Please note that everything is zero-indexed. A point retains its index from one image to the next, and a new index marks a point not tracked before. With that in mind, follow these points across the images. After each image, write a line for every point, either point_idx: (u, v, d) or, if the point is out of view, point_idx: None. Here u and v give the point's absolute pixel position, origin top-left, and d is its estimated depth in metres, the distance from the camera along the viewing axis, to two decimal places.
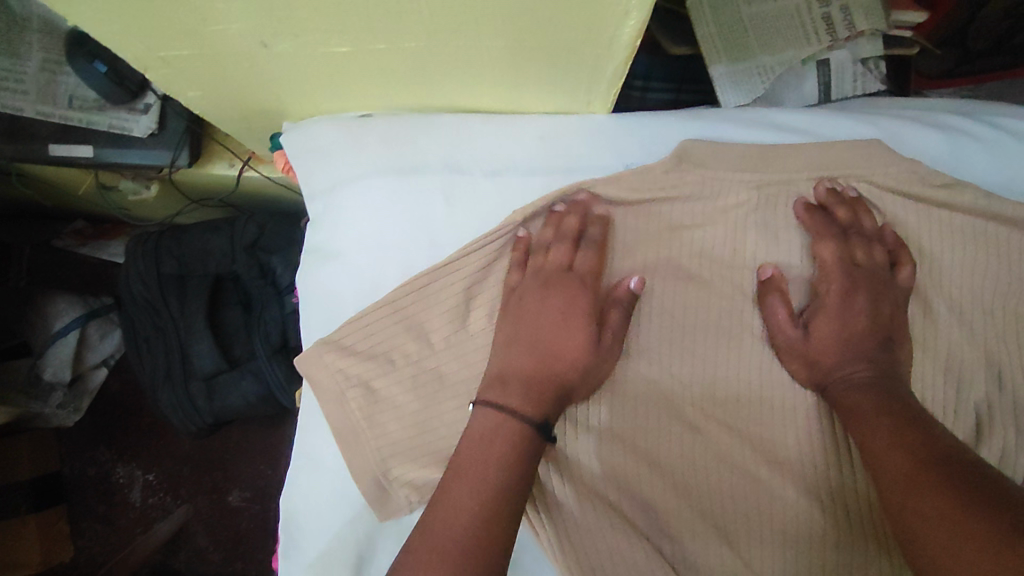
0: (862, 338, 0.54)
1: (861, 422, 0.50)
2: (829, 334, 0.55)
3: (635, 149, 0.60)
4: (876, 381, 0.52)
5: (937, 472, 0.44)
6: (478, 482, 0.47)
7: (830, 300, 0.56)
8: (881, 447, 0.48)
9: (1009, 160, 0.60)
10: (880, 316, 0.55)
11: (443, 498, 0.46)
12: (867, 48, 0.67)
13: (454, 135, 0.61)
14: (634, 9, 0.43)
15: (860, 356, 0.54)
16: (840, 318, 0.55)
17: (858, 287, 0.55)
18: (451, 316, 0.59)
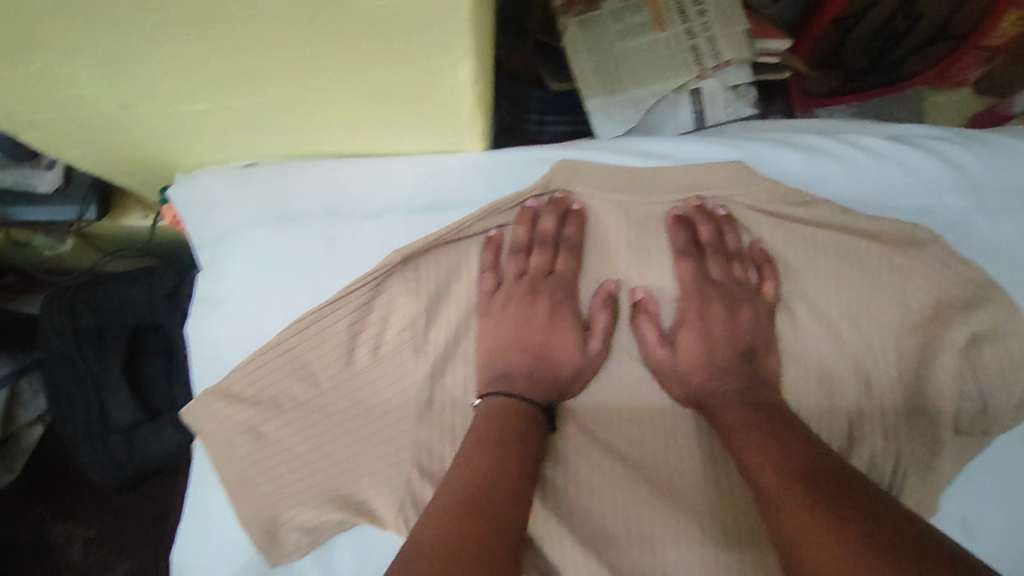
0: (721, 351, 0.59)
1: (739, 435, 0.52)
2: (693, 348, 0.59)
3: (509, 181, 0.61)
4: (748, 399, 0.56)
5: (802, 477, 0.46)
6: (488, 476, 0.48)
7: (693, 313, 0.60)
8: (749, 451, 0.51)
9: (865, 178, 0.63)
10: (736, 325, 0.60)
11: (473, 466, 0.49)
12: (736, 76, 0.70)
13: (335, 180, 0.62)
14: (462, 58, 0.44)
15: (721, 372, 0.59)
16: (705, 335, 0.60)
17: (715, 300, 0.60)
18: (336, 356, 0.59)
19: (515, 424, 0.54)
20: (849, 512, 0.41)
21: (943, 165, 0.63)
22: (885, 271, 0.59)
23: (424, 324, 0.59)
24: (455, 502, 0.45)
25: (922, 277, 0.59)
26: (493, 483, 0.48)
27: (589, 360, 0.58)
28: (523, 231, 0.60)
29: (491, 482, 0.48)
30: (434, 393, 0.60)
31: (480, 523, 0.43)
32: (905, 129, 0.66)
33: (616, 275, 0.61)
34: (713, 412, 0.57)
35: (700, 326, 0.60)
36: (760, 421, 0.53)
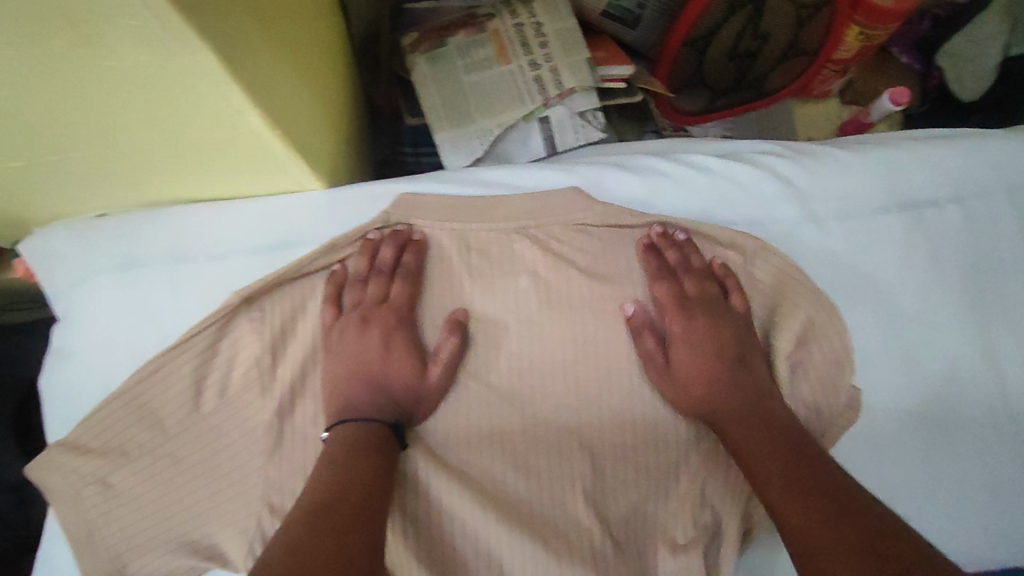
0: (715, 369, 0.59)
1: (752, 457, 0.53)
2: (694, 365, 0.59)
3: (350, 216, 0.63)
4: (764, 419, 0.55)
5: (814, 507, 0.46)
6: (347, 499, 0.47)
7: (694, 325, 0.60)
8: (769, 474, 0.51)
9: (699, 195, 0.65)
10: (722, 340, 0.60)
11: (329, 489, 0.48)
12: (582, 102, 0.73)
13: (180, 225, 0.62)
14: (246, 107, 0.45)
15: (725, 379, 0.58)
16: (680, 370, 0.59)
17: (695, 310, 0.60)
18: (183, 400, 0.59)
19: (367, 440, 0.53)
20: (861, 544, 0.42)
21: (773, 178, 0.65)
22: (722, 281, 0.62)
23: (268, 362, 0.60)
24: (304, 524, 0.44)
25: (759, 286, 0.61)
26: (341, 497, 0.47)
27: (427, 388, 0.58)
28: (363, 261, 0.61)
29: (338, 498, 0.47)
30: (284, 432, 0.59)
31: (337, 550, 0.43)
32: (737, 146, 0.70)
33: (463, 303, 0.61)
34: (722, 430, 0.56)
35: (694, 334, 0.60)
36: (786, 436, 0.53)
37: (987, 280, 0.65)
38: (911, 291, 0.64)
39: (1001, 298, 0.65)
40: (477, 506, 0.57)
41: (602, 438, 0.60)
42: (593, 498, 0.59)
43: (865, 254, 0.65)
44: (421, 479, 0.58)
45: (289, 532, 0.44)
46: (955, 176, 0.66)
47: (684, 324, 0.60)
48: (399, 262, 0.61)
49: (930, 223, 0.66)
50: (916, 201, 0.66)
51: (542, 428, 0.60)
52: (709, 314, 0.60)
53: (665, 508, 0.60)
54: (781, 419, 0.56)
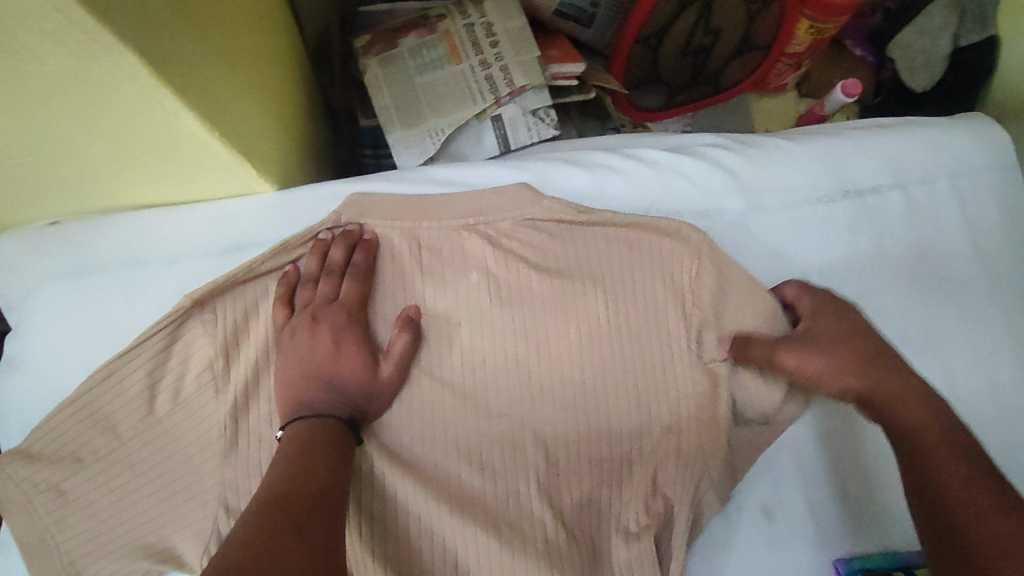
0: (853, 360, 0.58)
1: (909, 415, 0.55)
2: (823, 357, 0.58)
3: (302, 217, 0.64)
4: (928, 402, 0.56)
5: (981, 479, 0.50)
6: (308, 496, 0.47)
7: (819, 344, 0.59)
8: (919, 432, 0.54)
9: (648, 189, 0.66)
10: (845, 352, 0.59)
11: (294, 486, 0.47)
12: (534, 100, 0.74)
13: (132, 232, 0.63)
14: (180, 110, 0.46)
15: (836, 369, 0.58)
16: (815, 352, 0.58)
17: (817, 344, 0.59)
18: (137, 405, 0.59)
19: (321, 436, 0.53)
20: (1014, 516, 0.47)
21: (720, 171, 0.67)
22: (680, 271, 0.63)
23: (221, 364, 0.60)
24: (265, 513, 0.44)
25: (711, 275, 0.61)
26: (300, 486, 0.47)
27: (380, 384, 0.58)
28: (314, 261, 0.61)
29: (296, 488, 0.47)
30: (238, 434, 0.60)
31: (309, 552, 0.42)
32: (686, 139, 0.71)
33: (414, 299, 0.62)
34: (890, 417, 0.56)
35: (823, 341, 0.59)
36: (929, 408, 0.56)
37: (929, 264, 0.67)
38: (856, 277, 0.66)
39: (943, 282, 0.66)
40: (431, 502, 0.57)
41: (557, 430, 0.61)
42: (548, 490, 0.60)
43: (810, 242, 0.66)
44: (374, 476, 0.58)
45: (248, 521, 0.43)
46: (896, 164, 0.68)
47: (776, 345, 0.59)
48: (350, 261, 0.61)
49: (872, 210, 0.67)
50: (859, 189, 0.67)
51: (497, 421, 0.60)
52: (830, 336, 0.59)
53: (619, 500, 0.62)
54: (912, 415, 0.55)
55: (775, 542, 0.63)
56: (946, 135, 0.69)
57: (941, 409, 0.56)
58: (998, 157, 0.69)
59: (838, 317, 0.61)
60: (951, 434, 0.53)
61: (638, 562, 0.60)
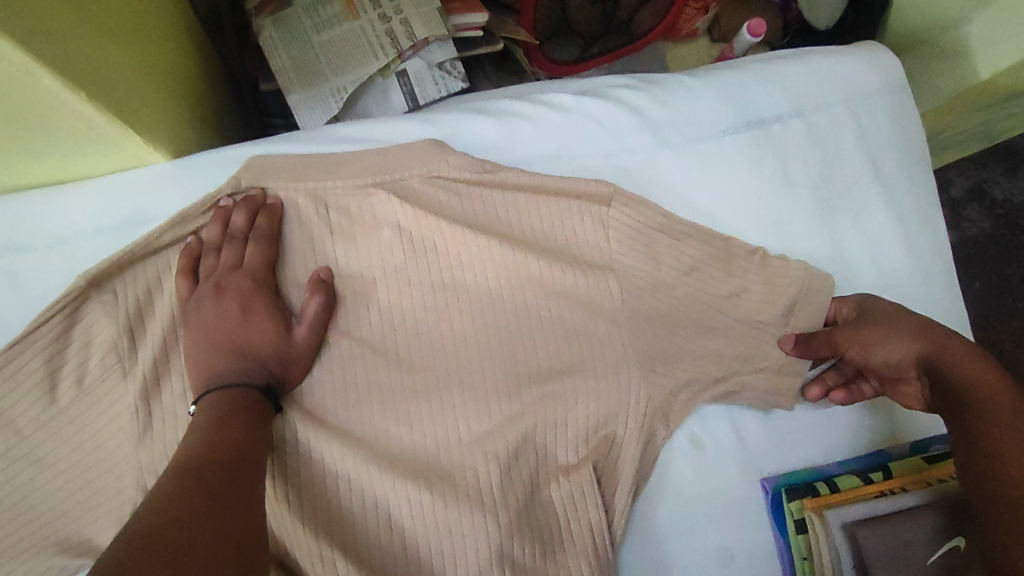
0: (906, 340, 0.59)
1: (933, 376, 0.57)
2: (866, 338, 0.60)
3: (199, 185, 0.62)
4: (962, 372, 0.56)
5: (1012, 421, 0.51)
6: (223, 470, 0.45)
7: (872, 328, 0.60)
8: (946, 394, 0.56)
9: (556, 134, 0.66)
10: (899, 330, 0.59)
11: (206, 461, 0.45)
12: (438, 53, 0.73)
13: (12, 215, 0.59)
14: (32, 68, 0.42)
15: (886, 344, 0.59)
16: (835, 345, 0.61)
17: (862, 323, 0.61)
18: (36, 396, 0.56)
19: (233, 406, 0.51)
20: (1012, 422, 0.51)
21: (625, 110, 0.67)
22: (582, 216, 0.63)
23: (126, 345, 0.57)
24: (172, 486, 0.42)
25: (625, 207, 0.62)
26: (210, 455, 0.46)
27: (295, 350, 0.56)
28: (215, 229, 0.59)
29: (207, 458, 0.45)
30: (151, 415, 0.57)
31: (225, 534, 0.40)
32: (595, 81, 0.70)
33: (326, 261, 0.61)
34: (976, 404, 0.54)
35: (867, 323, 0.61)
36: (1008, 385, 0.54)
37: (834, 189, 0.69)
38: (765, 206, 0.67)
39: (848, 203, 0.69)
40: (360, 463, 0.56)
41: (484, 378, 0.60)
42: (481, 441, 0.59)
43: (719, 174, 0.67)
44: (298, 443, 0.56)
45: (154, 496, 0.41)
46: (797, 93, 0.69)
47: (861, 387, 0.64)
48: (252, 226, 0.59)
49: (776, 138, 0.68)
50: (763, 119, 0.68)
51: (421, 376, 0.60)
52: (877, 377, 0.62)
53: (558, 438, 0.61)
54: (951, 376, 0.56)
55: (703, 467, 0.65)
56: (841, 62, 0.71)
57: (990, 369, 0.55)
58: (892, 80, 0.71)
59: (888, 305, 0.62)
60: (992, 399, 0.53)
61: (573, 499, 0.60)
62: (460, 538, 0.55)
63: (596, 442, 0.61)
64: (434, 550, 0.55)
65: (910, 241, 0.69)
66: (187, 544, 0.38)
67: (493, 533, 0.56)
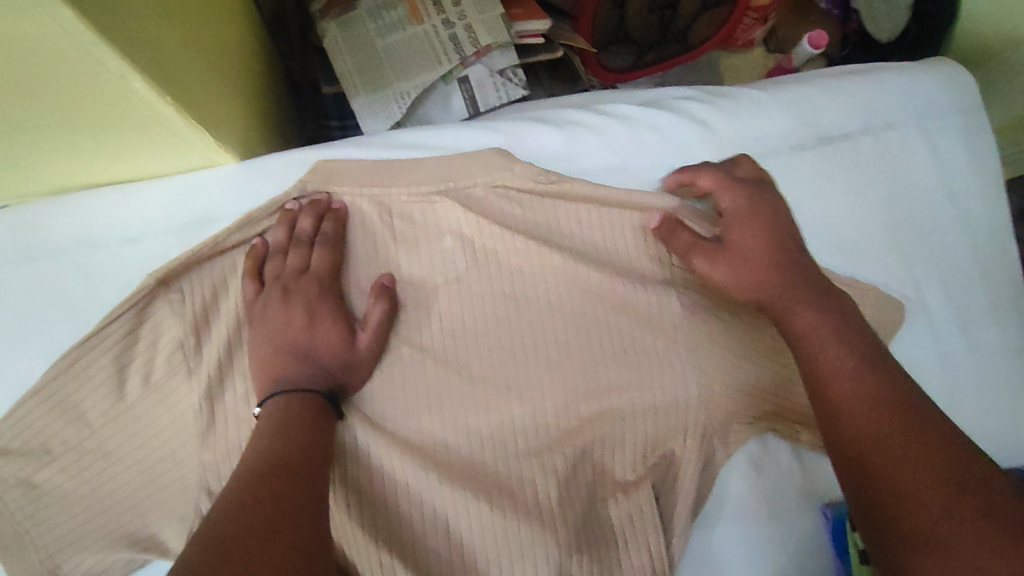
0: (778, 262, 0.59)
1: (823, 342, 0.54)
2: (753, 248, 0.60)
3: (266, 187, 0.62)
4: (835, 312, 0.56)
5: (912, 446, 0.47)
6: (294, 475, 0.46)
7: (738, 233, 0.61)
8: (847, 409, 0.50)
9: (619, 145, 0.65)
10: (762, 222, 0.61)
11: (277, 466, 0.46)
12: (501, 60, 0.73)
13: (85, 212, 0.60)
14: (125, 72, 0.43)
15: (778, 268, 0.59)
16: (732, 264, 0.59)
17: (741, 226, 0.61)
18: (105, 390, 0.57)
19: (300, 411, 0.51)
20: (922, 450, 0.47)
21: (690, 123, 0.66)
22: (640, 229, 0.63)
23: (192, 344, 0.58)
24: (245, 493, 0.43)
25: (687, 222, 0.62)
26: (280, 462, 0.46)
27: (358, 355, 0.57)
28: (281, 232, 0.60)
29: (278, 465, 0.46)
30: (214, 414, 0.57)
31: (299, 544, 0.41)
32: (658, 92, 0.69)
33: (390, 267, 0.61)
34: (817, 387, 0.53)
35: (752, 229, 0.60)
36: (851, 346, 0.53)
37: (903, 209, 0.67)
38: (831, 224, 0.66)
39: (918, 225, 0.67)
40: (419, 470, 0.56)
41: (541, 389, 0.60)
42: (538, 453, 0.59)
43: (786, 190, 0.66)
44: (358, 449, 0.56)
45: (228, 502, 0.42)
46: (867, 110, 0.68)
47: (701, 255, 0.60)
48: (319, 231, 0.59)
49: (844, 156, 0.67)
50: (831, 136, 0.67)
51: (481, 384, 0.59)
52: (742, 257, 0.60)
53: (615, 453, 0.60)
54: (842, 379, 0.52)
55: (764, 491, 0.64)
56: (913, 79, 0.69)
57: (853, 323, 0.56)
58: (966, 99, 0.69)
59: (767, 192, 0.62)
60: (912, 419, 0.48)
61: (631, 517, 0.59)
62: (518, 551, 0.55)
63: (654, 459, 0.61)
64: (491, 561, 0.55)
65: (981, 265, 0.67)
66: (263, 555, 0.38)
67: (552, 548, 0.55)
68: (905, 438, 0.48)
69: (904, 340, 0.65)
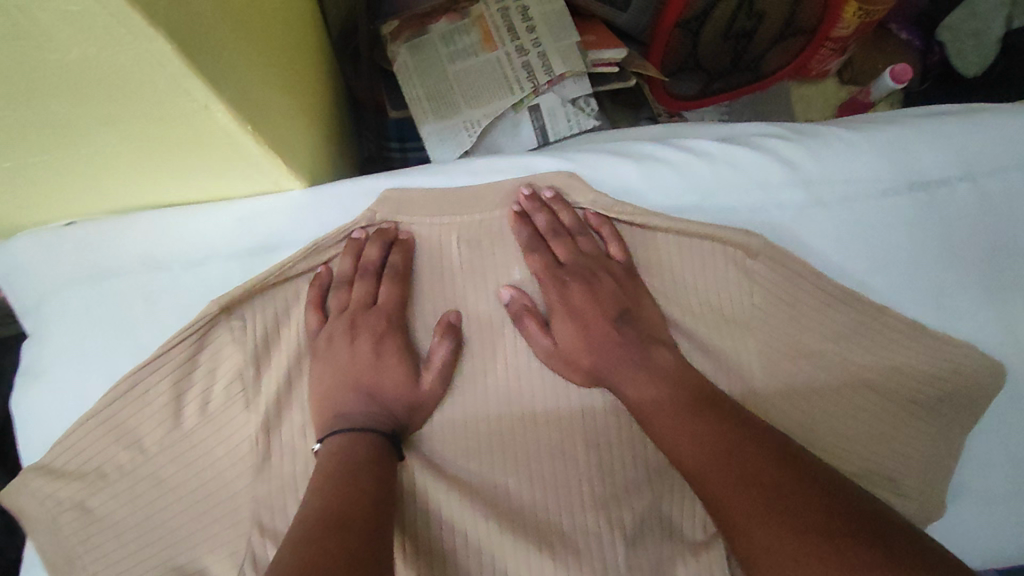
0: (595, 326, 0.57)
1: (655, 398, 0.53)
2: (574, 331, 0.57)
3: (333, 215, 0.60)
4: (663, 374, 0.54)
5: (756, 492, 0.45)
6: (358, 521, 0.43)
7: (573, 291, 0.58)
8: (687, 453, 0.49)
9: (701, 182, 0.62)
10: (602, 292, 0.58)
11: (341, 513, 0.43)
12: (574, 88, 0.71)
13: (150, 232, 0.59)
14: (210, 101, 0.42)
15: (597, 336, 0.57)
16: (565, 333, 0.57)
17: (573, 277, 0.58)
18: (163, 416, 0.56)
19: (361, 452, 0.49)
20: (777, 500, 0.44)
21: (776, 162, 0.62)
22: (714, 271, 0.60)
23: (252, 374, 0.57)
24: (313, 541, 0.40)
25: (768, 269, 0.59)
26: (345, 507, 0.44)
27: (421, 396, 0.54)
28: (347, 262, 0.58)
29: (344, 512, 0.43)
30: (272, 447, 0.56)
31: None
32: (739, 129, 0.66)
33: (456, 301, 0.58)
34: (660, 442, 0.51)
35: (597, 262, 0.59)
36: (676, 413, 0.51)
37: (1006, 262, 0.62)
38: (926, 275, 0.61)
39: (1021, 279, 0.62)
40: (479, 519, 0.53)
41: (605, 436, 0.57)
42: (603, 506, 0.55)
43: (877, 237, 0.62)
44: (419, 492, 0.54)
45: (294, 552, 0.39)
46: (966, 155, 0.64)
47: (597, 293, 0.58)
48: (386, 262, 0.58)
49: (941, 203, 0.63)
50: (928, 182, 0.63)
51: (545, 429, 0.56)
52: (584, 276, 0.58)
53: (684, 510, 0.57)
54: (679, 436, 0.50)
55: None
56: (1019, 122, 0.64)
57: (684, 379, 0.54)
58: None
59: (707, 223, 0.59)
60: (765, 463, 0.46)
61: None
62: None
63: None
64: None
65: None
66: None
67: None
68: (750, 485, 0.45)
69: (1001, 405, 0.61)
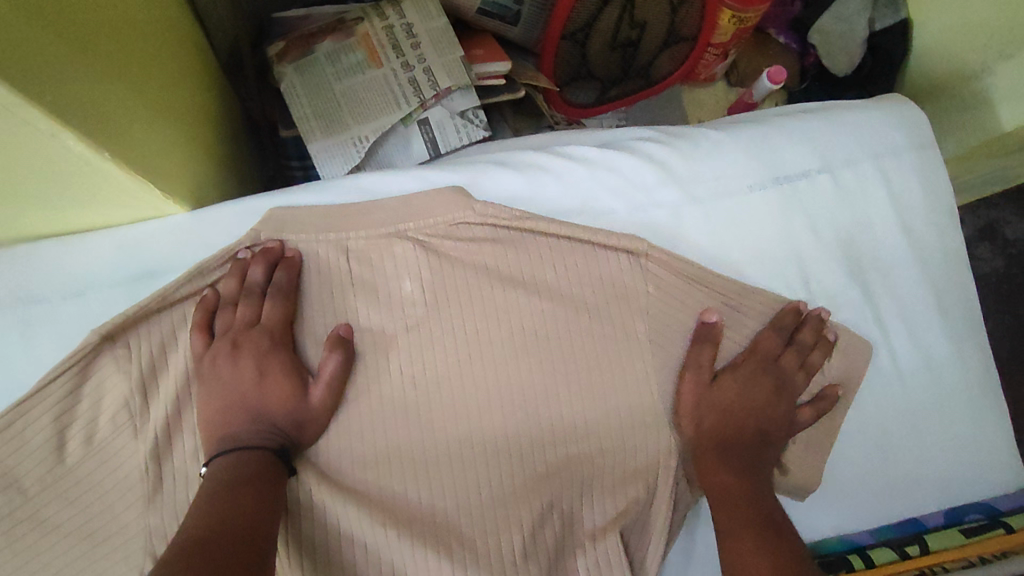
0: (754, 415, 0.61)
1: (791, 422, 0.63)
2: (732, 406, 0.61)
3: (219, 236, 0.60)
4: (756, 493, 0.57)
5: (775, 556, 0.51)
6: (231, 534, 0.43)
7: (747, 371, 0.62)
8: (765, 493, 0.57)
9: (580, 187, 0.65)
10: (773, 409, 0.62)
11: (213, 530, 0.43)
12: (461, 102, 0.73)
13: (25, 266, 0.57)
14: (58, 130, 0.41)
15: (738, 433, 0.61)
16: (709, 404, 0.60)
17: (768, 373, 0.62)
18: (43, 454, 0.54)
19: (245, 470, 0.49)
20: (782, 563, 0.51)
21: (650, 163, 0.66)
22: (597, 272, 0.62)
23: (138, 402, 0.56)
24: (177, 559, 0.40)
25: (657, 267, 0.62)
26: (220, 527, 0.43)
27: (311, 410, 0.55)
28: (233, 282, 0.58)
29: (217, 527, 0.43)
30: (162, 475, 0.55)
31: None
32: (618, 134, 0.70)
33: (347, 316, 0.59)
34: (728, 440, 0.60)
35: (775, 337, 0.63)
36: (743, 457, 0.59)
37: (861, 245, 0.68)
38: (791, 262, 0.66)
39: (875, 260, 0.68)
40: (376, 527, 0.54)
41: (503, 435, 0.59)
42: (504, 503, 0.57)
43: (747, 230, 0.66)
44: (313, 505, 0.54)
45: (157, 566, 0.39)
46: (823, 148, 0.69)
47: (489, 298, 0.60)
48: (271, 281, 0.58)
49: (802, 194, 0.67)
50: (790, 174, 0.67)
51: (444, 435, 0.58)
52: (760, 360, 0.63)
53: (583, 502, 0.60)
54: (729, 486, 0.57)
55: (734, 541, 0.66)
56: (866, 117, 0.70)
57: (765, 504, 0.56)
58: (917, 134, 0.70)
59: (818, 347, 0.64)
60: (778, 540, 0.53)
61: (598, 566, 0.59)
62: None
63: (623, 506, 0.60)
64: None
65: (941, 298, 0.68)
66: None
67: None
68: None
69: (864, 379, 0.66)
